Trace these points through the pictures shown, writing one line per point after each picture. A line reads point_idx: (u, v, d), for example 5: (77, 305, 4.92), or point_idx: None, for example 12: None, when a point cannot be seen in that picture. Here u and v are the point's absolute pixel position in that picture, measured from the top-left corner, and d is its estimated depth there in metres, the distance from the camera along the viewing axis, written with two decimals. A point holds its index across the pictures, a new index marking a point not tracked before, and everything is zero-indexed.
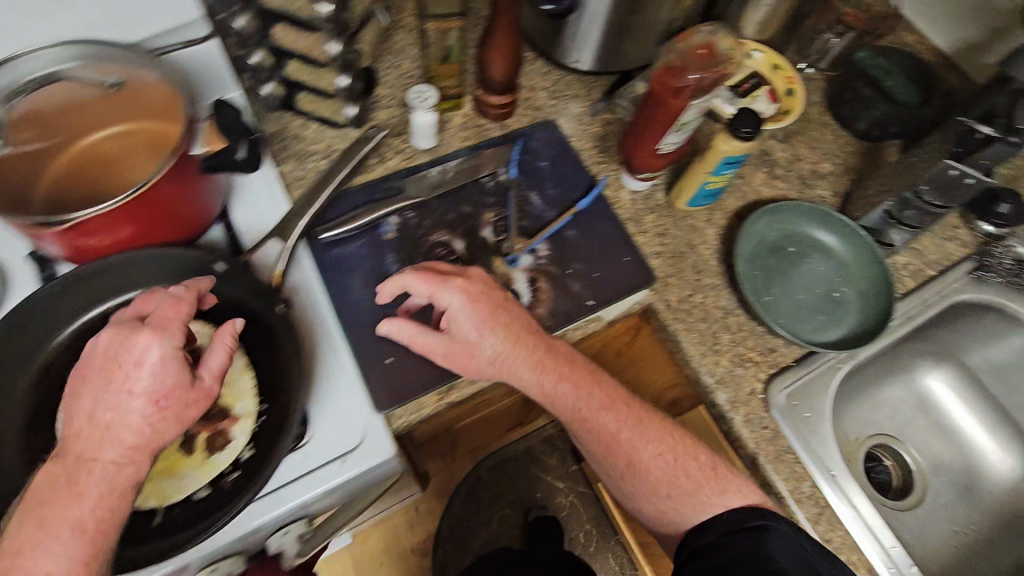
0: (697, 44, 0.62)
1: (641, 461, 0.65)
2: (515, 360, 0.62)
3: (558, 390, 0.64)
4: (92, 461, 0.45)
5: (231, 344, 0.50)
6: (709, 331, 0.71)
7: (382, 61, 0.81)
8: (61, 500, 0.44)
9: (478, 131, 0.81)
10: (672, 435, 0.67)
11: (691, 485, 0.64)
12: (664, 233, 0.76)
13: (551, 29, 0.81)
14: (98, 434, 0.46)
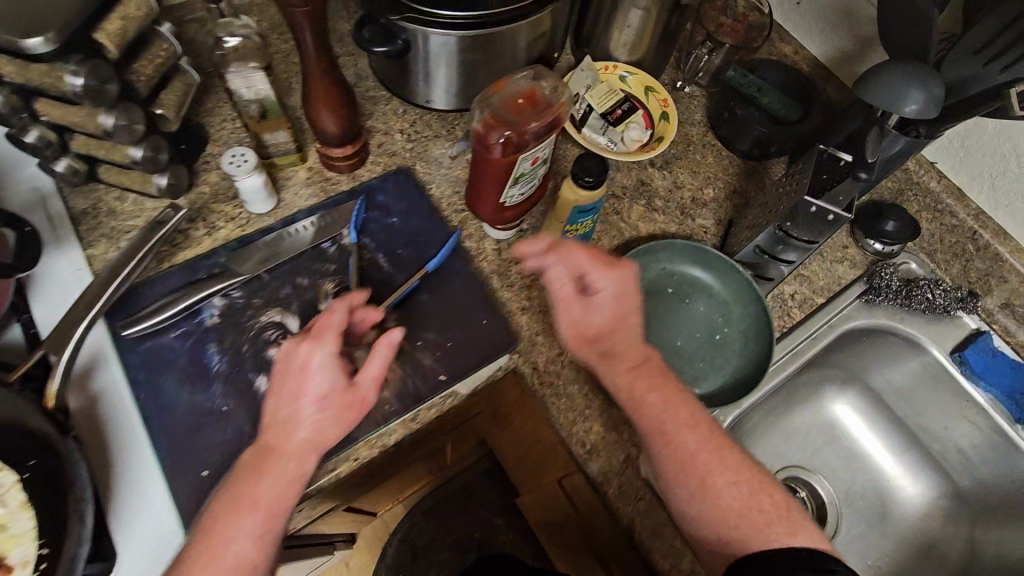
0: (515, 92, 0.57)
1: (717, 484, 0.53)
2: (619, 355, 0.59)
3: (647, 400, 0.57)
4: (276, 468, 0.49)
5: (388, 354, 0.52)
6: (579, 395, 0.65)
7: (212, 116, 0.73)
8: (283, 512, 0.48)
9: (325, 186, 0.73)
10: (754, 468, 0.55)
11: (779, 523, 0.51)
12: (531, 285, 0.70)
13: (396, 68, 0.74)
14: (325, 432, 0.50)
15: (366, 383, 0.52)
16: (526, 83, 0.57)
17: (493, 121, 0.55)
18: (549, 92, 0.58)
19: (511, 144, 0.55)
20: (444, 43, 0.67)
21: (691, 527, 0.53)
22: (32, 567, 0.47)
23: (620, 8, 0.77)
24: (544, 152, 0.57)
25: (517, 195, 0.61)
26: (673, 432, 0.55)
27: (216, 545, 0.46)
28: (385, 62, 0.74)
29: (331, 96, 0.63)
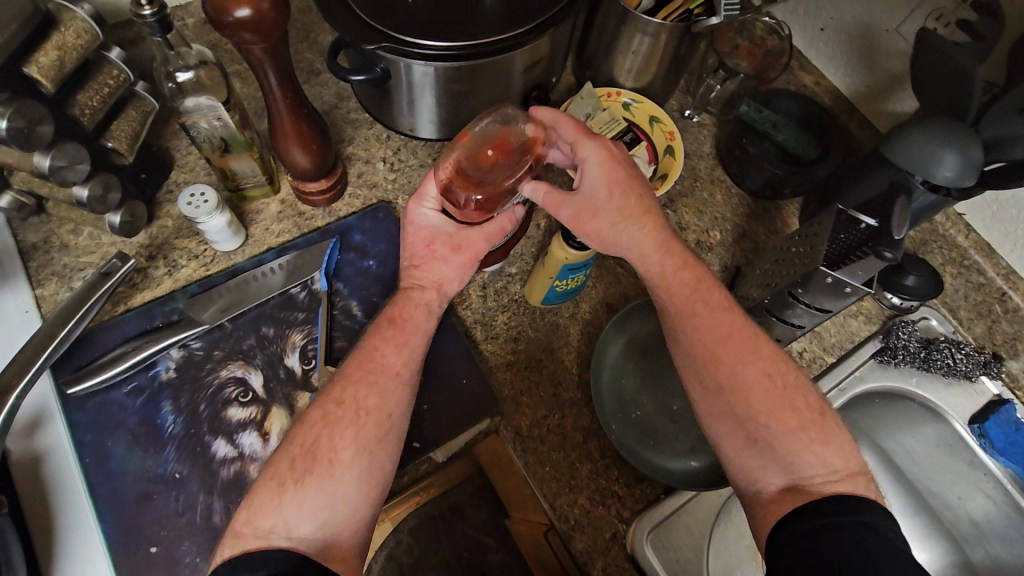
0: (482, 142, 0.50)
1: (749, 386, 0.50)
2: (639, 233, 0.53)
3: (678, 280, 0.53)
4: (415, 302, 0.52)
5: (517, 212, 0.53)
6: (565, 463, 0.60)
7: (178, 141, 0.68)
8: (397, 346, 0.50)
9: (298, 220, 0.68)
10: (787, 373, 0.52)
11: (813, 429, 0.50)
12: (518, 337, 0.65)
13: (378, 93, 0.68)
14: (443, 268, 0.52)
15: (491, 229, 0.52)
16: (489, 130, 0.50)
17: (459, 181, 0.49)
18: (520, 131, 0.51)
19: (485, 206, 0.50)
20: (426, 73, 0.62)
21: (723, 431, 0.51)
22: None
23: (623, 33, 0.70)
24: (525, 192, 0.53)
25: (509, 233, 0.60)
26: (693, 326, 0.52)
27: (371, 371, 0.49)
28: (366, 87, 0.68)
29: (299, 130, 0.57)
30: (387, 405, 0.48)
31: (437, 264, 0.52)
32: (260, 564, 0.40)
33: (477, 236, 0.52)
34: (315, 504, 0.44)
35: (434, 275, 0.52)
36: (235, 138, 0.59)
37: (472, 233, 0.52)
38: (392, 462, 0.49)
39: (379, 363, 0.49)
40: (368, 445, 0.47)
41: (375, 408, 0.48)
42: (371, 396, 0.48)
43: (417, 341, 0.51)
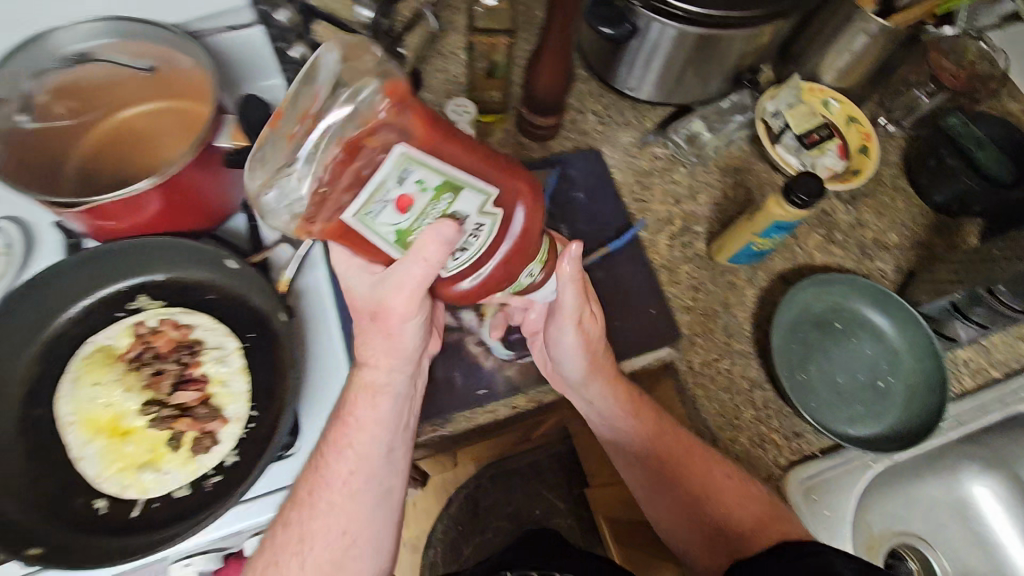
0: (296, 119, 0.42)
1: (708, 497, 0.60)
2: (619, 393, 0.64)
3: (661, 435, 0.63)
4: (366, 399, 0.55)
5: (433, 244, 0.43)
6: (730, 404, 0.65)
7: (430, 63, 0.78)
8: (357, 455, 0.55)
9: (517, 149, 0.77)
10: (709, 469, 0.60)
11: (753, 509, 0.59)
12: (698, 287, 0.71)
13: (609, 50, 0.76)
14: (380, 352, 0.55)
15: (410, 283, 0.47)
16: (301, 108, 0.42)
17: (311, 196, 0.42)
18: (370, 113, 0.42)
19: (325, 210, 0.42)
20: (672, 35, 0.68)
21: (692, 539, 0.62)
22: (243, 422, 0.56)
23: (847, 31, 0.74)
24: (399, 193, 0.40)
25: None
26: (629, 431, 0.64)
27: (320, 461, 0.55)
28: (602, 44, 0.76)
29: (557, 60, 0.66)
30: (361, 521, 0.55)
31: (376, 339, 0.55)
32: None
33: (399, 296, 0.49)
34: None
35: (371, 347, 0.55)
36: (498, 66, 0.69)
37: (395, 296, 0.49)
38: (375, 538, 0.56)
39: (342, 471, 0.54)
40: (337, 557, 0.54)
41: (343, 511, 0.54)
42: (326, 508, 0.53)
43: (351, 435, 0.55)
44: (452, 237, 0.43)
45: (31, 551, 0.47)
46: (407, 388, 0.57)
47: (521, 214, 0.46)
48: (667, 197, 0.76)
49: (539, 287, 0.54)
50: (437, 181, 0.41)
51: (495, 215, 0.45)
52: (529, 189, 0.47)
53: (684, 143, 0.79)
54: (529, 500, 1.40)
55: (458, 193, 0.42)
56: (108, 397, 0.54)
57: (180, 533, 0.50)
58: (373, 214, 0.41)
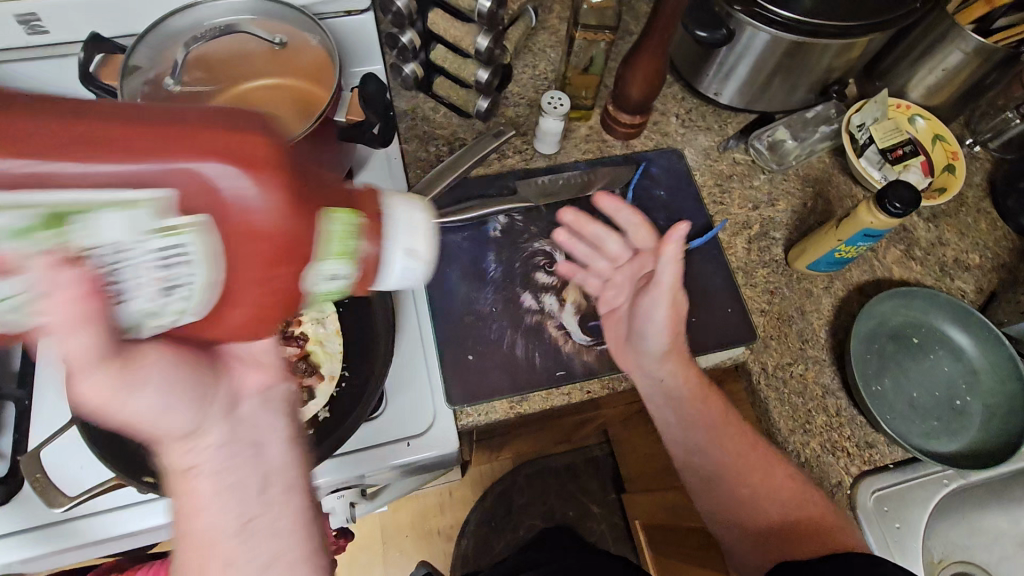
0: None
1: (763, 496, 0.59)
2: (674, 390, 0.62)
3: (716, 444, 0.62)
4: (174, 487, 0.37)
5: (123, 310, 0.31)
6: (803, 408, 0.66)
7: (521, 59, 0.81)
8: (195, 540, 0.36)
9: (601, 146, 0.79)
10: (769, 466, 0.60)
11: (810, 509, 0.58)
12: (774, 291, 0.71)
13: (698, 55, 0.77)
14: (157, 441, 0.37)
15: (156, 354, 0.33)
16: None
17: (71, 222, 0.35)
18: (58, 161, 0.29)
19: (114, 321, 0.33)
20: (768, 42, 0.70)
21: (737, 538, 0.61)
22: (336, 381, 0.59)
23: (941, 50, 0.75)
24: None
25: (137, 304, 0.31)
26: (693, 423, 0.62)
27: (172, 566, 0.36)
28: (691, 49, 0.78)
29: (655, 59, 0.68)
30: None
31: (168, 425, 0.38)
32: None
33: (182, 374, 0.36)
34: None
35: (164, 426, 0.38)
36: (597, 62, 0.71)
37: (173, 381, 0.35)
38: None
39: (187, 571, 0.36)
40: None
41: None
42: None
43: (194, 518, 0.36)
44: (73, 272, 0.28)
45: (145, 477, 0.49)
46: (225, 457, 0.38)
47: (235, 185, 0.29)
48: (746, 202, 0.77)
49: (377, 264, 0.36)
50: (99, 227, 0.28)
51: (192, 220, 0.29)
52: (244, 143, 0.29)
53: (765, 150, 0.79)
54: (564, 502, 1.40)
55: (93, 218, 0.28)
56: None
57: None
58: (61, 300, 0.29)
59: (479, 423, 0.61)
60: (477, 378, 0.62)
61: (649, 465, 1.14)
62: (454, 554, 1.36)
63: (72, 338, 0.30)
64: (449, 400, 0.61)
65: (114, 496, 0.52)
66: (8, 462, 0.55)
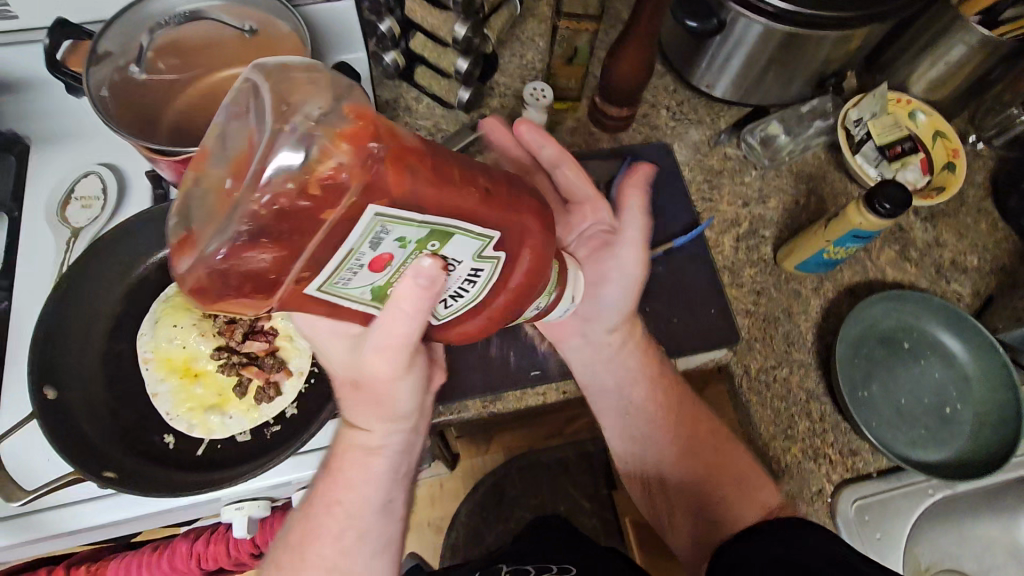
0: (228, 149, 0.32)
1: (717, 481, 0.57)
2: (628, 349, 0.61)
3: (660, 413, 0.61)
4: (359, 459, 0.50)
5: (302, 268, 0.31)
6: (785, 412, 0.64)
7: (508, 47, 0.79)
8: (347, 511, 0.49)
9: (587, 139, 0.77)
10: (713, 445, 0.59)
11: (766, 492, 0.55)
12: (761, 292, 0.69)
13: (689, 46, 0.75)
14: (371, 414, 0.49)
15: (395, 345, 0.41)
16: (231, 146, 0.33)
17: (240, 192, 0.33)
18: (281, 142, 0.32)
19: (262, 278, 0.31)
20: (760, 33, 0.67)
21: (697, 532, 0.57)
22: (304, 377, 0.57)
23: (943, 42, 0.71)
24: (377, 253, 0.33)
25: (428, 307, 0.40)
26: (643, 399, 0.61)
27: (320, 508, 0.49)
28: (682, 39, 0.75)
29: (641, 48, 0.66)
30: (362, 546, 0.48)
31: (365, 406, 0.49)
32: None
33: (382, 358, 0.43)
34: None
35: (360, 413, 0.49)
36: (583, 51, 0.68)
37: (377, 361, 0.44)
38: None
39: (334, 532, 0.48)
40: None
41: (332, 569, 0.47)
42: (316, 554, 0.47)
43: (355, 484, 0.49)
44: (438, 278, 0.36)
45: (105, 473, 0.49)
46: (403, 444, 0.52)
47: (527, 257, 0.39)
48: (736, 199, 0.74)
49: (546, 312, 0.47)
50: (422, 233, 0.33)
51: (497, 257, 0.38)
52: (537, 218, 0.39)
53: (758, 145, 0.77)
54: (555, 496, 1.39)
55: (448, 239, 0.35)
56: (183, 340, 0.58)
57: (240, 475, 0.51)
58: (344, 282, 0.34)
59: (451, 421, 0.61)
60: (450, 376, 0.61)
61: None
62: (443, 545, 1.36)
63: (404, 323, 0.39)
64: None
65: (78, 488, 0.52)
66: None
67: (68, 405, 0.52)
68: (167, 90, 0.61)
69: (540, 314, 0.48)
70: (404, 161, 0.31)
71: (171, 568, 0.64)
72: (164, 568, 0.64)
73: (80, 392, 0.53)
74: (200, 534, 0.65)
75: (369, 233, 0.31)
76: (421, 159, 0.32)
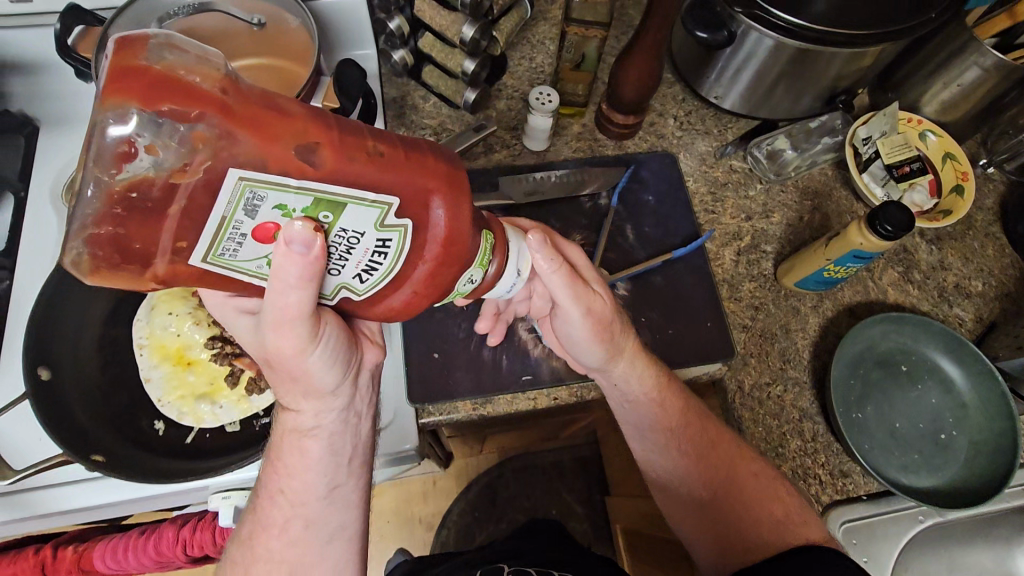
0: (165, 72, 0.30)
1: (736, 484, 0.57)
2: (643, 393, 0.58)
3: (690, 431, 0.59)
4: (294, 442, 0.49)
5: (307, 256, 0.35)
6: (777, 430, 0.63)
7: (517, 50, 0.80)
8: (291, 499, 0.49)
9: (592, 145, 0.76)
10: (738, 470, 0.58)
11: (778, 508, 0.56)
12: (759, 307, 0.69)
13: (700, 56, 0.74)
14: (300, 395, 0.48)
15: (291, 315, 0.41)
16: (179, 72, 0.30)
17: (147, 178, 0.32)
18: (143, 62, 0.29)
19: (130, 249, 0.32)
20: (770, 46, 0.66)
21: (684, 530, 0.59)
22: None
23: (958, 63, 0.70)
24: (256, 221, 0.34)
25: (333, 277, 0.40)
26: (676, 428, 0.59)
27: (273, 495, 0.49)
28: (692, 50, 0.75)
29: (650, 57, 0.65)
30: (321, 518, 0.49)
31: (291, 385, 0.48)
32: None
33: (283, 331, 0.42)
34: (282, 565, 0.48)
35: (284, 394, 0.48)
36: (591, 58, 0.68)
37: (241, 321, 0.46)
38: (333, 563, 0.49)
39: (279, 520, 0.49)
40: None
41: (285, 561, 0.48)
42: (264, 554, 0.49)
43: (302, 468, 0.49)
44: (314, 242, 0.35)
45: (94, 456, 0.49)
46: (340, 425, 0.50)
47: (440, 214, 0.39)
48: (738, 212, 0.74)
49: (492, 281, 0.46)
50: (305, 201, 0.34)
51: (389, 200, 0.36)
52: (449, 180, 0.38)
53: (764, 159, 0.76)
54: (548, 499, 1.40)
55: (341, 209, 0.35)
56: (178, 328, 0.58)
57: (226, 465, 0.52)
58: (229, 253, 0.35)
59: (439, 422, 0.60)
60: (443, 377, 0.61)
61: (632, 471, 1.13)
62: (433, 543, 1.37)
63: (297, 294, 0.38)
64: (411, 399, 0.60)
65: (69, 470, 0.53)
66: None
67: (60, 386, 0.52)
68: None
69: (478, 292, 0.47)
70: (295, 140, 0.32)
71: (157, 552, 0.65)
72: (150, 552, 0.64)
73: (72, 374, 0.54)
74: (187, 520, 0.66)
75: (242, 198, 0.32)
76: (321, 136, 0.33)
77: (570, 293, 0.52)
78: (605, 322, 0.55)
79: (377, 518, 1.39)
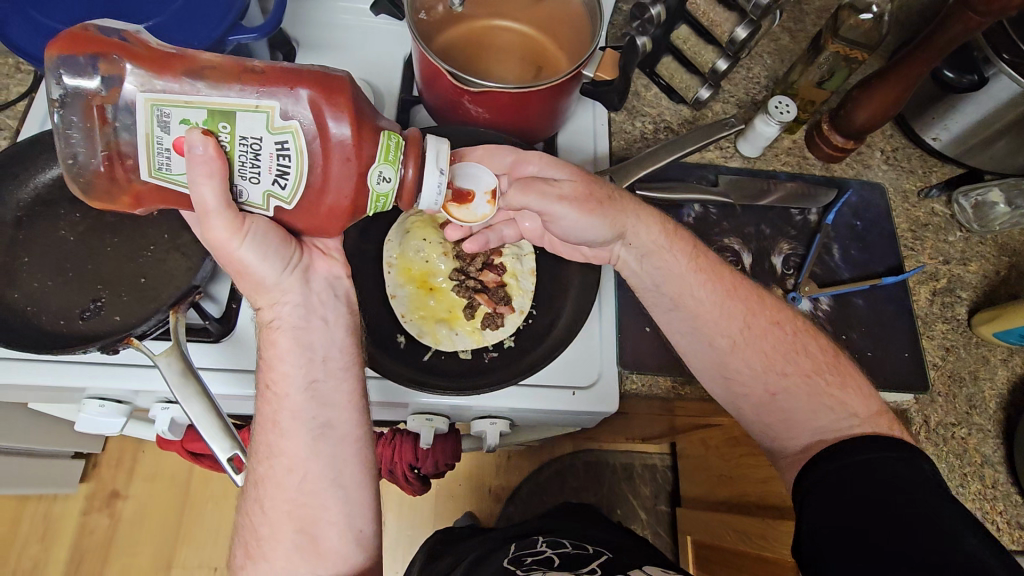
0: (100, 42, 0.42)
1: None
2: (668, 253, 0.61)
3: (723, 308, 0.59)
4: (268, 338, 0.51)
5: (200, 154, 0.40)
6: (959, 467, 0.65)
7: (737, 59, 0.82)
8: (274, 398, 0.49)
9: (801, 162, 0.78)
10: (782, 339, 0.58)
11: None
12: (949, 349, 0.70)
13: (930, 97, 0.75)
14: (253, 292, 0.49)
15: (212, 210, 0.43)
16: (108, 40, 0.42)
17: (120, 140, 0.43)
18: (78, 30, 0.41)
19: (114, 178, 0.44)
20: (1013, 98, 0.66)
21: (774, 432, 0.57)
22: (523, 317, 0.64)
23: None
24: (173, 138, 0.41)
25: (254, 185, 0.44)
26: (684, 279, 0.60)
27: (260, 397, 0.50)
28: (923, 88, 0.75)
29: (901, 88, 0.66)
30: (307, 413, 0.49)
31: (243, 284, 0.49)
32: (261, 483, 0.49)
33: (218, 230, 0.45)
34: (284, 463, 0.48)
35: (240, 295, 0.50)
36: (837, 76, 0.71)
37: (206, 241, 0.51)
38: (331, 456, 0.49)
39: (269, 415, 0.49)
40: (296, 498, 0.48)
41: (288, 458, 0.49)
42: (269, 455, 0.49)
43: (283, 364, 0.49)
44: (207, 142, 0.40)
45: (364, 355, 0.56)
46: (304, 317, 0.51)
47: (324, 117, 0.43)
48: (937, 254, 0.75)
49: (413, 182, 0.47)
50: (201, 113, 0.41)
51: (268, 103, 0.42)
52: (321, 85, 0.43)
53: (969, 209, 0.77)
54: (613, 498, 1.42)
55: (232, 118, 0.41)
56: (428, 255, 0.67)
57: (445, 386, 0.58)
58: (165, 167, 0.42)
59: (641, 392, 0.63)
60: (651, 350, 0.64)
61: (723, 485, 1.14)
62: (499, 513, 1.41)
63: (205, 186, 0.41)
64: (620, 363, 0.63)
65: None
66: (221, 306, 0.62)
67: None
68: (442, 22, 0.71)
69: (411, 199, 0.49)
70: (188, 67, 0.42)
71: None
72: None
73: None
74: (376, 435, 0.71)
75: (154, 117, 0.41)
76: (210, 65, 0.42)
77: (538, 198, 0.54)
78: (586, 195, 0.56)
79: (449, 479, 1.44)
